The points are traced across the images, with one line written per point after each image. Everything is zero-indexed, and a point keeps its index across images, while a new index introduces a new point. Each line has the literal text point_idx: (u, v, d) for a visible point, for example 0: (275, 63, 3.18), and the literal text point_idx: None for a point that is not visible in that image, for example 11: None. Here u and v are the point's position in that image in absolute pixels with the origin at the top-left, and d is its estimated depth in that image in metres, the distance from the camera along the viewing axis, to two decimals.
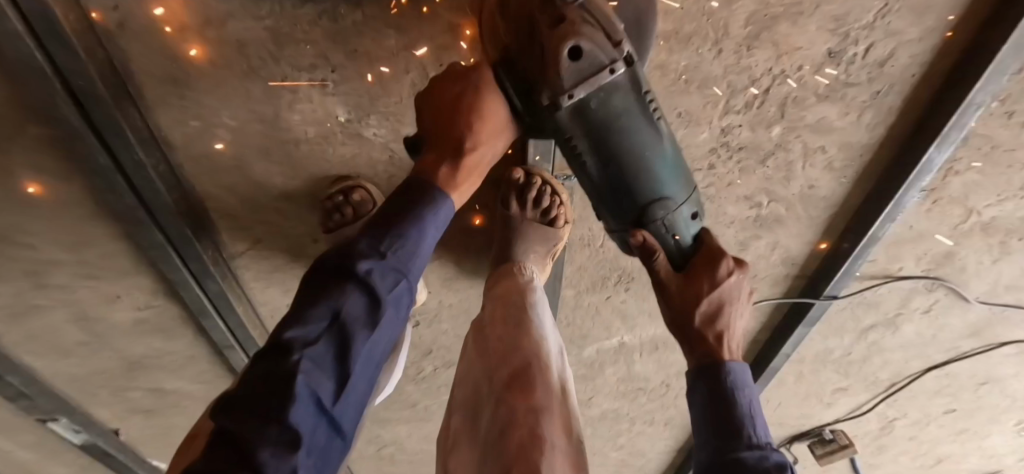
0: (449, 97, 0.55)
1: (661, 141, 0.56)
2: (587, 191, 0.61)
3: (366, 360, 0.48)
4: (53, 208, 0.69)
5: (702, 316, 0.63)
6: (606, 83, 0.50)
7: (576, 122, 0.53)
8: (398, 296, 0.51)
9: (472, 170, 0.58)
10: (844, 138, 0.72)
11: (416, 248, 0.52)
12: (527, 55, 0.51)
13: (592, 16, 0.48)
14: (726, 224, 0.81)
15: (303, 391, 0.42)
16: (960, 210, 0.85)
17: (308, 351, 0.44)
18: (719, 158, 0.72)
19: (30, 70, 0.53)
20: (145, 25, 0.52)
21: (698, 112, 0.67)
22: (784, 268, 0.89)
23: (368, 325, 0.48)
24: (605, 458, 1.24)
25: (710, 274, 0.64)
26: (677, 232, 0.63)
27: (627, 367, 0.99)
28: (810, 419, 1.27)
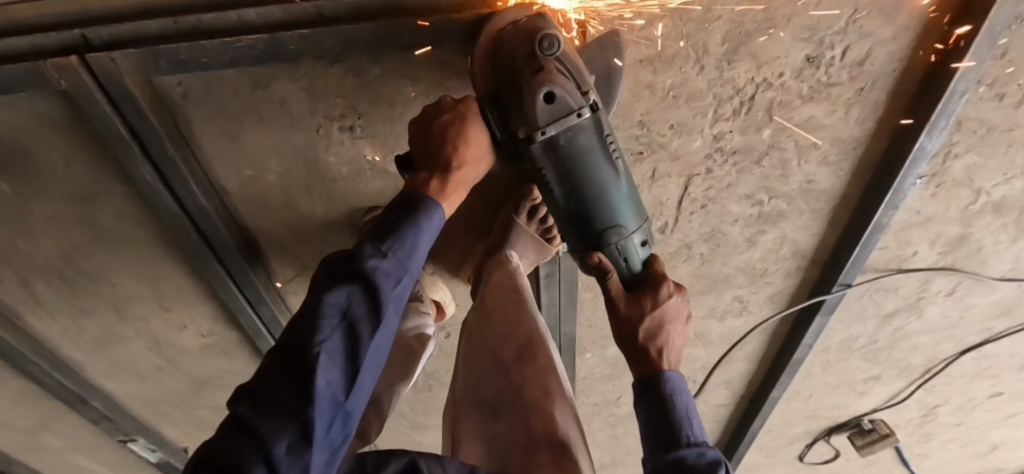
0: (438, 126, 0.58)
1: (619, 176, 0.62)
2: (555, 217, 0.65)
3: (375, 355, 0.53)
4: (133, 250, 0.80)
5: (645, 331, 0.67)
6: (575, 123, 0.56)
7: (547, 155, 0.58)
8: (399, 294, 0.55)
9: (456, 184, 0.61)
10: (834, 134, 0.76)
11: (416, 246, 0.57)
12: (508, 95, 0.57)
13: (565, 66, 0.55)
14: (731, 222, 0.86)
15: (320, 385, 0.47)
16: (967, 192, 0.87)
17: (322, 345, 0.49)
18: (715, 162, 0.78)
19: (115, 139, 0.64)
20: (205, 95, 0.63)
21: (690, 122, 0.73)
22: (795, 260, 0.92)
23: (373, 323, 0.52)
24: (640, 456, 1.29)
25: (653, 293, 0.67)
26: (627, 257, 0.67)
27: None
28: (847, 410, 1.26)
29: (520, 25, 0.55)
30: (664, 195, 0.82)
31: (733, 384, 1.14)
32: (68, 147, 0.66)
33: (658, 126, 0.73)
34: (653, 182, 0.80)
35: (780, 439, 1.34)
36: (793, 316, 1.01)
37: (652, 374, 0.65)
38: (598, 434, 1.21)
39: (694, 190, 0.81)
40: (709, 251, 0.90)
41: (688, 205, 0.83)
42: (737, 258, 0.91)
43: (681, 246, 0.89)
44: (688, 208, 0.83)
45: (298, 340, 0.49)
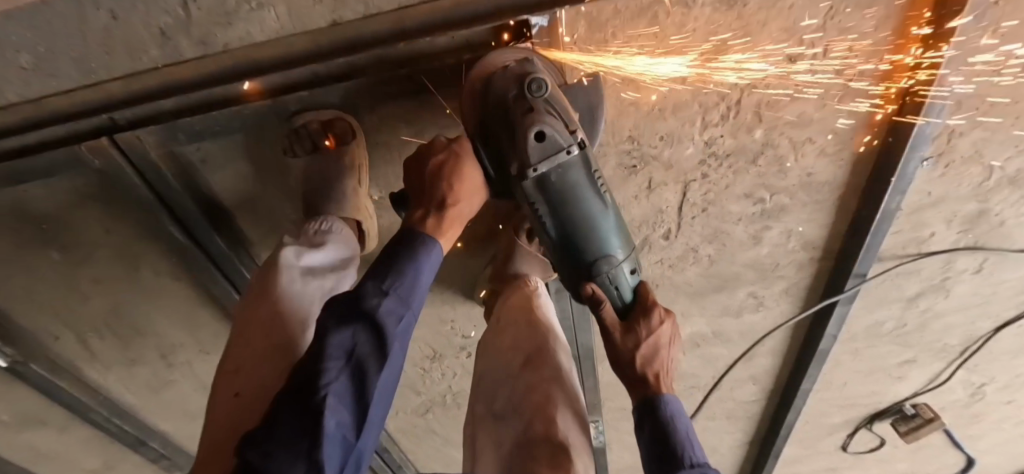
0: (432, 166, 0.63)
1: (607, 208, 0.64)
2: (549, 248, 0.68)
3: (381, 394, 0.56)
4: (172, 302, 0.88)
5: (642, 356, 0.71)
6: (564, 160, 0.60)
7: (539, 191, 0.61)
8: (402, 330, 0.58)
9: (452, 218, 0.65)
10: (829, 127, 0.76)
11: (416, 285, 0.60)
12: (501, 135, 0.61)
13: (554, 107, 0.59)
14: (734, 222, 0.87)
15: (329, 425, 0.50)
16: (978, 168, 0.83)
17: (329, 386, 0.51)
18: (710, 166, 0.79)
19: (144, 204, 0.72)
20: (220, 156, 0.70)
21: (679, 131, 0.75)
22: (804, 252, 0.92)
23: (379, 360, 0.55)
24: None
25: (647, 319, 0.71)
26: (619, 285, 0.69)
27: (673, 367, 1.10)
28: (885, 395, 1.24)
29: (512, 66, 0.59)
30: (663, 201, 0.83)
31: (761, 381, 1.14)
32: (106, 216, 0.74)
33: (648, 138, 0.75)
34: (650, 191, 0.82)
35: (817, 430, 1.32)
36: (813, 307, 1.00)
37: (650, 396, 0.69)
38: (628, 438, 1.22)
39: (692, 194, 0.82)
40: (716, 251, 0.91)
41: (688, 209, 0.84)
42: (746, 256, 0.92)
43: (687, 250, 0.90)
44: (689, 212, 0.85)
45: (308, 378, 0.52)
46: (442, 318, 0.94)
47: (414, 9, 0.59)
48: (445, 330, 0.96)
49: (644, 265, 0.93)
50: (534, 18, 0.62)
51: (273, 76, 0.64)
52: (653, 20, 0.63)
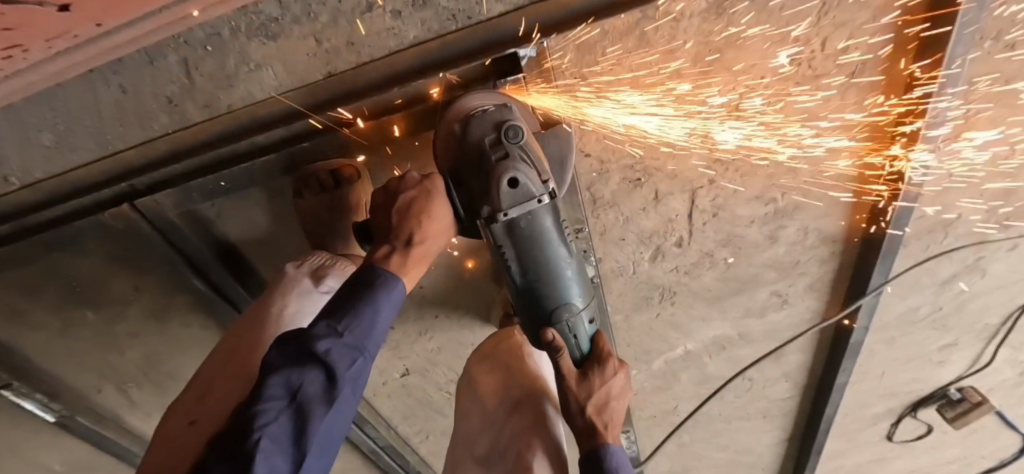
0: (403, 201, 0.62)
1: (568, 257, 0.67)
2: (511, 292, 0.69)
3: (324, 438, 0.54)
4: (203, 346, 0.91)
5: (592, 407, 0.73)
6: (535, 207, 0.61)
7: (507, 235, 0.62)
8: (356, 372, 0.56)
9: (417, 255, 0.62)
10: (835, 122, 0.74)
11: (373, 326, 0.57)
12: (474, 177, 0.61)
13: (528, 155, 0.60)
14: (747, 224, 0.85)
15: (261, 472, 0.48)
16: (1002, 145, 0.79)
17: (265, 430, 0.50)
18: (716, 172, 0.78)
19: (167, 260, 0.76)
20: (233, 210, 0.73)
21: (681, 142, 0.74)
22: (825, 247, 0.90)
23: (325, 403, 0.53)
24: (711, 460, 1.32)
25: (601, 369, 0.74)
26: (577, 333, 0.71)
27: (700, 369, 1.09)
28: (927, 381, 1.20)
29: (491, 110, 0.60)
30: (672, 211, 0.82)
31: (793, 377, 1.11)
32: (132, 274, 0.78)
33: (650, 151, 0.74)
34: (658, 202, 0.80)
35: (858, 421, 1.29)
36: (840, 302, 0.97)
37: (596, 445, 0.72)
38: (664, 444, 1.26)
39: (701, 201, 0.81)
40: (731, 254, 0.89)
41: (698, 216, 0.83)
42: (764, 255, 0.90)
43: (702, 255, 0.89)
44: (699, 219, 0.83)
45: (245, 420, 0.50)
46: (463, 341, 0.96)
47: (405, 53, 0.64)
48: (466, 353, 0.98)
49: (659, 275, 0.91)
50: (522, 49, 0.63)
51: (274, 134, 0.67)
52: (641, 37, 0.63)
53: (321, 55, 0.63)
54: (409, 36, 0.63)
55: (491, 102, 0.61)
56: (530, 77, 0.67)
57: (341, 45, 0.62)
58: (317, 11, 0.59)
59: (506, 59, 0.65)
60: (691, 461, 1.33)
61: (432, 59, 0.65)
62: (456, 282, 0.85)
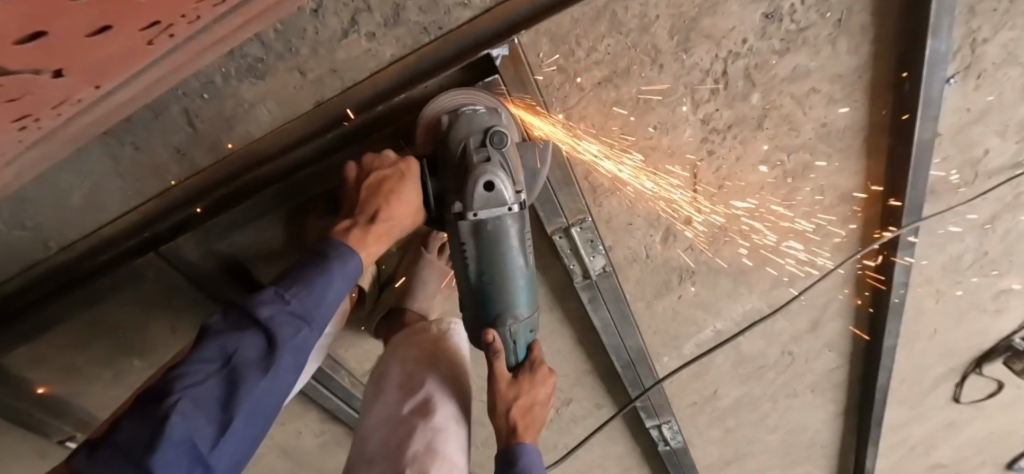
0: (373, 176, 0.59)
1: (523, 266, 0.66)
2: (462, 290, 0.67)
3: (256, 406, 0.50)
4: None
5: (515, 409, 0.72)
6: (503, 214, 0.62)
7: (472, 233, 0.63)
8: (299, 342, 0.53)
9: (378, 232, 0.59)
10: (830, 73, 0.71)
11: (323, 295, 0.55)
12: (450, 171, 0.62)
13: (508, 163, 0.62)
14: (758, 191, 0.82)
15: (174, 432, 0.45)
16: (1018, 69, 0.74)
17: (187, 391, 0.47)
18: (716, 143, 0.76)
19: (192, 297, 0.82)
20: (246, 242, 0.78)
21: (671, 118, 0.73)
22: (847, 205, 0.85)
23: (261, 369, 0.50)
24: (767, 443, 1.25)
25: (530, 374, 0.73)
26: (518, 341, 0.70)
27: (735, 351, 1.03)
28: (987, 333, 1.12)
29: (482, 113, 0.61)
30: (676, 189, 0.80)
31: (839, 345, 1.05)
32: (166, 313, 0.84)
33: (642, 131, 0.74)
34: (659, 181, 0.79)
35: (917, 384, 1.21)
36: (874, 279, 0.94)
37: (510, 443, 0.71)
38: (711, 433, 1.18)
39: (704, 174, 0.79)
40: (747, 225, 0.86)
41: (705, 190, 0.81)
42: (783, 221, 0.86)
43: (718, 230, 0.84)
44: (706, 193, 0.81)
45: (171, 379, 0.48)
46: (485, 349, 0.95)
47: (383, 72, 0.67)
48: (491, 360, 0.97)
49: (675, 258, 0.86)
50: (494, 50, 0.64)
51: (271, 166, 0.71)
52: (613, 18, 0.64)
53: (308, 87, 0.66)
54: (386, 54, 0.65)
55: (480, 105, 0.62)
56: (509, 78, 0.67)
57: (325, 73, 0.65)
58: (297, 46, 0.62)
59: (483, 63, 0.66)
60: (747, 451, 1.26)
61: (411, 72, 0.68)
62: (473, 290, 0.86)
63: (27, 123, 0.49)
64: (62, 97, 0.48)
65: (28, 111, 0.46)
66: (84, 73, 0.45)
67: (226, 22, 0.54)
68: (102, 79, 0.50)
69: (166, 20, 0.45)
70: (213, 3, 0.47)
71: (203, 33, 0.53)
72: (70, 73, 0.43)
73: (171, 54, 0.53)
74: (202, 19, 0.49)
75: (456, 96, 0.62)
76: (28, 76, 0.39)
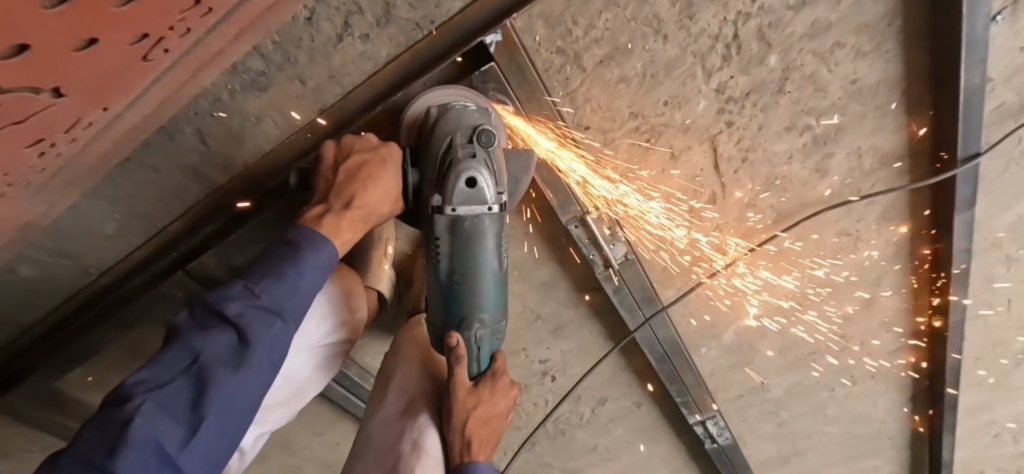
0: (352, 162, 0.59)
1: (497, 268, 0.63)
2: (432, 288, 0.64)
3: (227, 406, 0.49)
4: None
5: (471, 421, 0.65)
6: (483, 213, 0.60)
7: (447, 230, 0.60)
8: (272, 337, 0.51)
9: (353, 219, 0.58)
10: (855, 24, 0.65)
11: (294, 287, 0.53)
12: (432, 165, 0.61)
13: (492, 164, 0.61)
14: (787, 161, 0.75)
15: (141, 434, 0.45)
16: None
17: (153, 395, 0.47)
18: (733, 112, 0.72)
19: None
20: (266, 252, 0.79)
21: (681, 90, 0.69)
22: (892, 167, 0.77)
23: (230, 367, 0.49)
24: (836, 451, 1.09)
25: (491, 386, 0.66)
26: (483, 347, 0.65)
27: (782, 335, 0.90)
28: None
29: (472, 111, 0.62)
30: (696, 167, 0.75)
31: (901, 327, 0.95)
32: None
33: (651, 108, 0.70)
34: (676, 160, 0.74)
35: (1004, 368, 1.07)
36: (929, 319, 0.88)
37: (462, 461, 0.64)
38: (764, 425, 1.01)
39: (724, 147, 0.74)
40: (779, 198, 0.78)
41: (728, 167, 0.75)
42: (819, 192, 0.79)
43: (747, 207, 0.78)
44: (729, 168, 0.75)
45: (141, 379, 0.48)
46: (513, 349, 0.86)
47: (380, 74, 0.67)
48: (521, 362, 0.88)
49: (702, 241, 0.80)
50: (487, 37, 0.62)
51: (280, 175, 0.72)
52: None
53: (309, 96, 0.67)
54: (379, 54, 0.65)
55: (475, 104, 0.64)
56: (505, 65, 0.65)
57: (324, 80, 0.66)
58: (295, 55, 0.64)
59: (477, 51, 0.65)
60: (829, 454, 1.09)
61: (408, 71, 0.67)
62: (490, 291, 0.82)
63: (45, 149, 0.50)
64: (71, 119, 0.49)
65: (42, 135, 0.48)
66: (86, 93, 0.47)
67: (218, 34, 0.55)
68: (108, 101, 0.51)
69: (156, 33, 0.46)
70: (200, 13, 0.49)
71: (196, 47, 0.54)
72: (69, 91, 0.44)
73: (169, 72, 0.55)
74: (193, 31, 0.51)
75: (451, 90, 0.66)
76: (27, 95, 0.39)
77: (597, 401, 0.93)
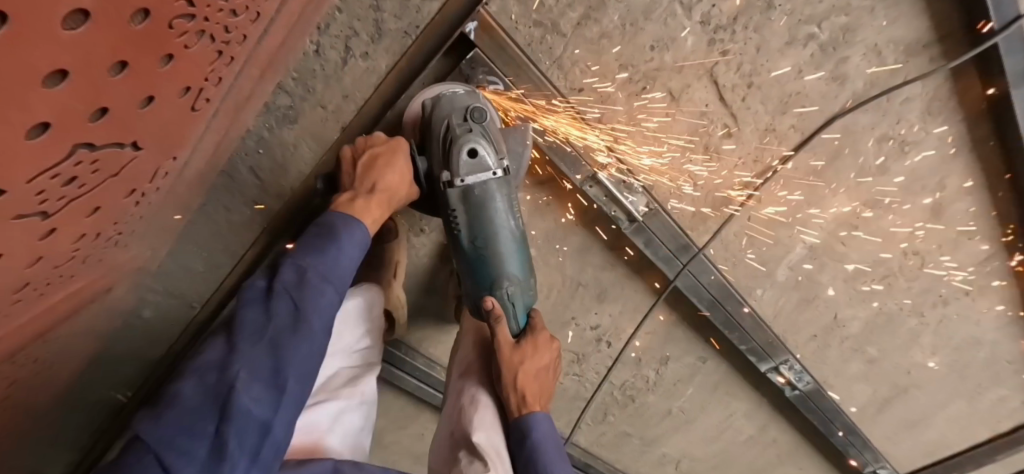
0: (369, 155, 0.66)
1: (514, 228, 0.68)
2: (457, 262, 0.69)
3: (304, 366, 0.55)
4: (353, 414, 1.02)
5: (522, 376, 0.69)
6: (489, 179, 0.65)
7: (461, 202, 0.65)
8: (326, 300, 0.58)
9: (378, 202, 0.64)
10: None
11: (337, 261, 0.60)
12: (435, 147, 0.67)
13: (489, 135, 0.66)
14: (797, 76, 0.73)
15: (240, 400, 0.50)
16: None
17: (242, 363, 0.52)
18: (724, 40, 0.71)
19: None
20: None
21: (666, 32, 0.70)
22: (919, 57, 0.71)
23: (298, 332, 0.55)
24: (957, 390, 0.96)
25: (533, 341, 0.71)
26: (518, 304, 0.70)
27: (843, 262, 0.86)
28: None
29: (461, 94, 0.67)
30: (700, 103, 0.75)
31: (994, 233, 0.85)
32: None
33: (639, 56, 0.71)
34: (679, 101, 0.74)
35: None
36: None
37: (521, 413, 0.69)
38: (851, 365, 0.94)
39: (725, 78, 0.73)
40: (800, 117, 0.76)
41: (734, 96, 0.74)
42: (844, 101, 0.75)
43: (766, 131, 0.77)
44: (735, 97, 0.74)
45: (223, 353, 0.53)
46: (562, 319, 0.89)
47: (385, 83, 0.74)
48: (573, 331, 0.90)
49: (727, 176, 0.79)
50: (465, 26, 0.67)
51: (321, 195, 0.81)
52: None
53: (331, 118, 0.76)
54: (380, 66, 0.72)
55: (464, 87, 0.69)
56: (488, 48, 0.69)
57: (339, 101, 0.74)
58: (313, 85, 0.73)
59: (461, 42, 0.70)
60: (946, 391, 0.96)
61: (408, 74, 0.74)
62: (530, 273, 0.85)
63: (138, 199, 0.62)
64: (152, 170, 0.60)
65: (134, 187, 0.60)
66: (156, 144, 0.58)
67: (244, 78, 0.63)
68: (176, 150, 0.62)
69: (195, 86, 0.56)
70: (225, 62, 0.58)
71: (230, 92, 0.63)
72: (145, 144, 0.55)
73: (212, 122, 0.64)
74: (225, 81, 0.60)
75: (446, 85, 0.71)
76: (114, 150, 0.51)
77: (659, 361, 0.93)
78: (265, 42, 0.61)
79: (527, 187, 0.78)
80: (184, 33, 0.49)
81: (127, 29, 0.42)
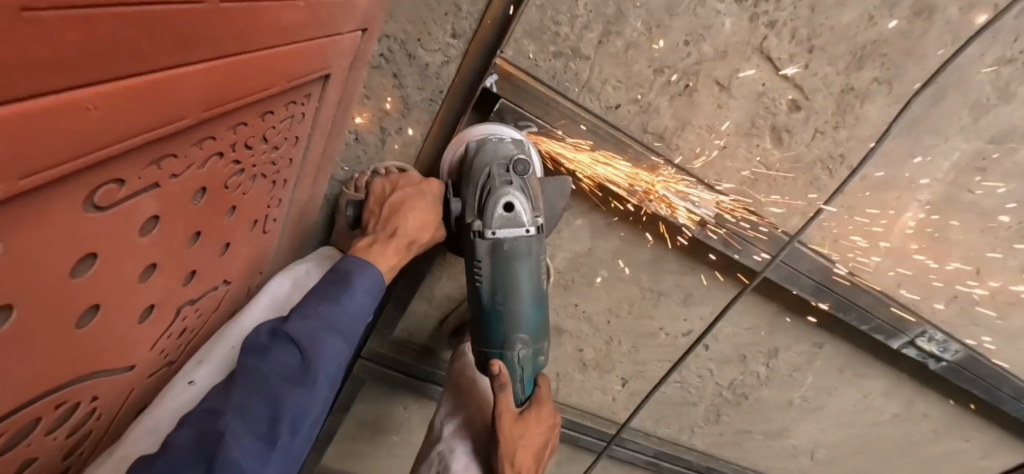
0: (399, 195, 0.67)
1: (536, 288, 0.67)
2: (473, 313, 0.68)
3: (297, 419, 0.52)
4: None
5: (520, 454, 0.69)
6: (521, 236, 0.65)
7: (488, 255, 0.65)
8: (331, 352, 0.56)
9: (396, 246, 0.65)
10: None
11: (343, 310, 0.59)
12: (470, 195, 0.66)
13: (529, 190, 0.65)
14: (866, 25, 0.62)
15: (231, 450, 0.46)
16: None
17: (237, 410, 0.49)
18: (768, 12, 0.62)
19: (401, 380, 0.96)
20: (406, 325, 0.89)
21: (697, 23, 0.63)
22: None
23: (299, 382, 0.53)
24: None
25: (537, 414, 0.71)
26: (526, 368, 0.70)
27: (972, 214, 0.73)
28: None
29: (508, 143, 0.66)
30: (755, 84, 0.67)
31: None
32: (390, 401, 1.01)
33: (673, 56, 0.65)
34: (729, 89, 0.67)
35: None
36: None
37: None
38: (1009, 323, 0.80)
39: (778, 50, 0.64)
40: (881, 68, 0.65)
41: (794, 67, 0.65)
42: (936, 38, 0.62)
43: (841, 94, 0.67)
44: (796, 67, 0.65)
45: (217, 399, 0.50)
46: (650, 330, 0.86)
47: (422, 151, 0.75)
48: (664, 340, 0.87)
49: (804, 152, 0.70)
50: (485, 81, 0.66)
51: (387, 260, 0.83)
52: None
53: None
54: (415, 137, 0.73)
55: (510, 136, 0.68)
56: (511, 96, 0.67)
57: None
58: (360, 169, 0.77)
59: (485, 95, 0.69)
60: None
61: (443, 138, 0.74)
62: (606, 293, 0.83)
63: None
64: (246, 290, 0.68)
65: (234, 307, 0.67)
66: (243, 274, 0.64)
67: (299, 188, 0.69)
68: (261, 265, 0.69)
69: (260, 216, 0.62)
70: (279, 185, 0.63)
71: (292, 204, 0.69)
72: (233, 277, 0.62)
73: (283, 232, 0.71)
74: (283, 198, 0.66)
75: (492, 125, 0.69)
76: (211, 293, 0.58)
77: (767, 355, 0.87)
78: (309, 156, 0.66)
79: (583, 215, 0.76)
80: (239, 185, 0.53)
81: (192, 209, 0.46)
